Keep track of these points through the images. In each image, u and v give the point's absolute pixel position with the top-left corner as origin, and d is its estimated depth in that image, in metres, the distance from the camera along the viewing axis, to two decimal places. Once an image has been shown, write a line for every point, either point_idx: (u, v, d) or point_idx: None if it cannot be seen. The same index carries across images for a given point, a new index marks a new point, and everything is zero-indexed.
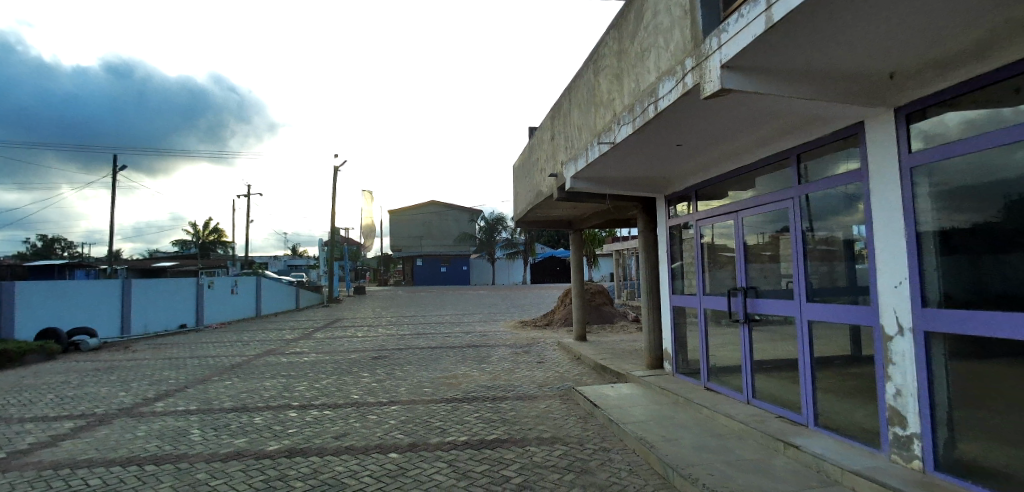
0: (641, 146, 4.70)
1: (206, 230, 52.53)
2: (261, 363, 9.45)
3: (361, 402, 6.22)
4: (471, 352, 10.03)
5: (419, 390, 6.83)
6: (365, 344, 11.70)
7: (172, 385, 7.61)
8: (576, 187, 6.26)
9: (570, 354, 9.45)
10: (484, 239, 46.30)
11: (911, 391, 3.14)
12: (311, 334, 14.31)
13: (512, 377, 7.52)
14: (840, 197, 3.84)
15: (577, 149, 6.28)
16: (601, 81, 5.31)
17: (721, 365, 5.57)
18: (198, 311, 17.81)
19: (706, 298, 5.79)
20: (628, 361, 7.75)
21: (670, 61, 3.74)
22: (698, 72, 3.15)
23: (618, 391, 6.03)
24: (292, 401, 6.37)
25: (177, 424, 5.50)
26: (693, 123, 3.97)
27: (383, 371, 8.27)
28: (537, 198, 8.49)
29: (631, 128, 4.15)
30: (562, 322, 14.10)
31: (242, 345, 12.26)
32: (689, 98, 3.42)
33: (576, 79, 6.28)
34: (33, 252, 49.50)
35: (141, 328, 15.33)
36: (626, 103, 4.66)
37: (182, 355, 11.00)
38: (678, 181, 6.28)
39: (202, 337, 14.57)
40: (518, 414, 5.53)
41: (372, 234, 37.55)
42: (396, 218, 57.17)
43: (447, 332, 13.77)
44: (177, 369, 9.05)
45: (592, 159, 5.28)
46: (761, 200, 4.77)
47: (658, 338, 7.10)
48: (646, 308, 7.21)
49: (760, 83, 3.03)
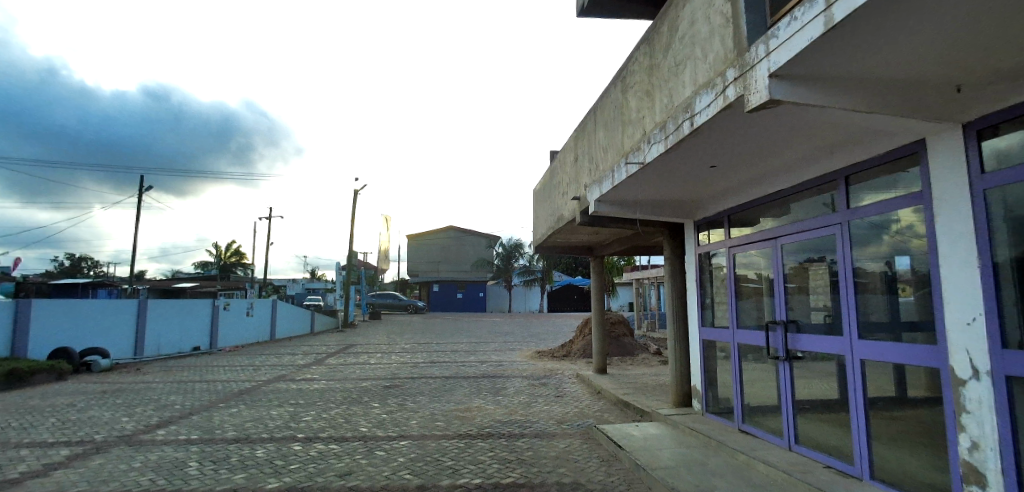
0: (672, 166, 4.45)
1: (228, 252, 53.60)
2: (270, 390, 9.19)
3: (369, 436, 5.87)
4: (486, 383, 9.64)
5: (431, 424, 6.45)
6: (377, 372, 11.39)
7: (176, 411, 7.36)
8: (600, 210, 6.00)
9: (590, 388, 9.00)
10: (501, 266, 46.16)
11: (990, 444, 2.70)
12: (324, 360, 14.05)
13: (529, 412, 7.12)
14: (897, 221, 3.46)
15: (602, 170, 6.07)
16: (630, 99, 5.10)
17: (757, 405, 5.11)
18: (213, 334, 17.74)
19: (739, 331, 5.38)
20: (652, 397, 7.28)
21: (707, 74, 3.51)
22: (743, 82, 2.93)
23: (643, 430, 5.59)
24: (297, 432, 6.05)
25: (176, 454, 5.23)
26: (730, 140, 3.71)
27: (394, 401, 7.93)
28: (557, 223, 8.24)
29: (663, 146, 3.94)
30: (581, 353, 13.60)
31: (253, 370, 12.03)
32: (729, 112, 3.19)
33: (602, 98, 6.08)
34: (61, 271, 50.76)
35: (155, 350, 15.27)
36: (656, 120, 4.44)
37: (192, 379, 10.80)
38: (709, 205, 5.96)
39: (214, 361, 14.40)
40: (535, 454, 5.12)
41: (388, 259, 37.60)
42: (413, 243, 57.39)
43: (462, 360, 13.37)
44: (184, 394, 8.82)
45: (619, 180, 5.04)
46: (802, 225, 4.42)
47: (685, 373, 6.65)
48: (672, 339, 6.80)
49: (813, 92, 2.77)
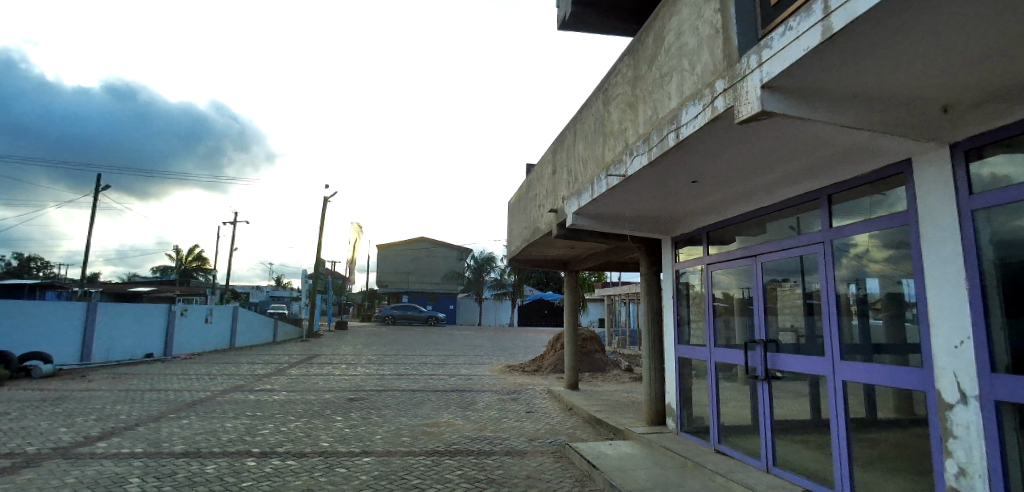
0: (653, 179, 4.40)
1: (190, 255, 51.73)
2: (226, 400, 8.68)
3: (331, 452, 5.55)
4: (456, 397, 9.36)
5: (397, 440, 6.15)
6: (341, 384, 10.95)
7: (120, 422, 6.83)
8: (578, 223, 5.92)
9: (562, 404, 8.84)
10: (473, 279, 45.87)
11: (979, 472, 2.67)
12: (285, 370, 13.46)
13: (500, 428, 6.90)
14: (882, 241, 3.48)
15: (581, 183, 6.01)
16: (612, 111, 5.06)
17: (734, 424, 5.06)
18: (167, 340, 16.83)
19: (716, 350, 5.35)
20: (626, 415, 7.18)
21: (694, 85, 3.47)
22: (733, 93, 2.89)
23: (618, 450, 5.45)
24: (253, 447, 5.67)
25: (116, 470, 4.78)
26: (716, 155, 3.68)
27: (358, 415, 7.58)
28: (534, 235, 8.13)
29: (647, 158, 3.88)
30: (551, 369, 13.44)
31: (209, 379, 11.40)
32: (718, 124, 3.14)
33: (583, 110, 6.05)
34: (4, 269, 47.76)
35: (102, 356, 14.33)
36: (639, 133, 4.39)
37: (141, 388, 10.13)
38: (687, 223, 5.97)
39: (166, 369, 13.60)
40: (508, 473, 4.90)
41: (358, 268, 36.80)
42: (384, 253, 56.48)
43: (430, 373, 13.03)
44: (131, 404, 8.23)
45: (599, 192, 4.97)
46: (783, 244, 4.46)
47: (659, 391, 6.58)
48: (647, 356, 6.73)
49: (806, 108, 2.75)
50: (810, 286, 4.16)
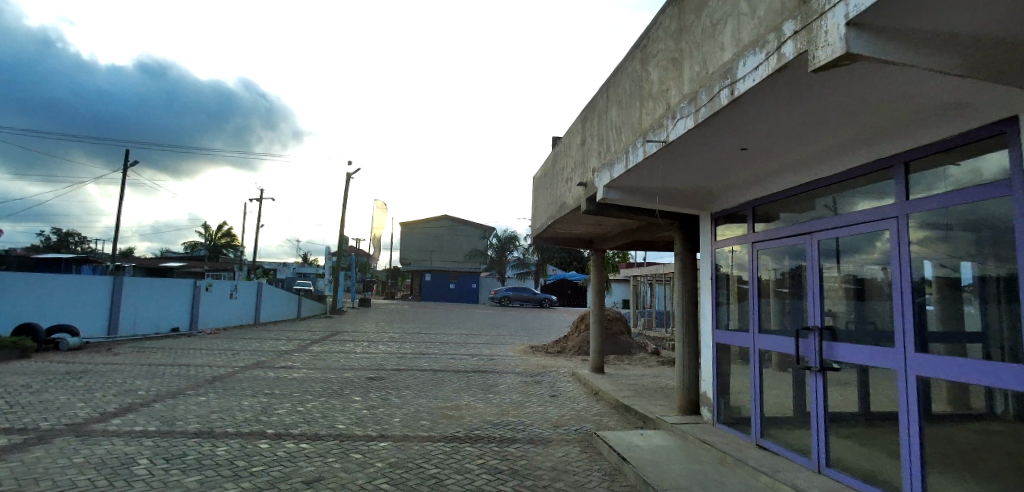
0: (698, 146, 3.91)
1: (219, 233, 53.04)
2: (245, 377, 8.60)
3: (346, 435, 5.32)
4: (477, 379, 9.09)
5: (416, 423, 5.90)
6: (362, 362, 10.81)
7: (138, 398, 6.77)
8: (608, 197, 5.47)
9: (587, 388, 8.49)
10: (496, 258, 45.71)
11: None
12: (307, 347, 13.45)
13: (522, 412, 6.60)
14: (979, 215, 2.90)
15: (614, 153, 5.53)
16: (651, 71, 4.54)
17: (781, 418, 4.59)
18: (193, 315, 17.09)
19: (760, 336, 4.88)
20: (656, 402, 6.78)
21: (754, 32, 2.93)
22: (807, 36, 2.29)
23: (649, 441, 5.08)
24: (266, 428, 5.48)
25: (125, 450, 4.64)
26: (775, 114, 3.16)
27: (377, 396, 7.36)
28: (560, 211, 7.69)
29: (693, 121, 3.39)
30: (576, 351, 13.10)
31: (232, 355, 11.42)
32: (783, 75, 2.60)
33: (617, 73, 5.52)
34: (46, 244, 49.76)
35: (130, 330, 14.59)
36: (683, 93, 3.89)
37: (164, 362, 10.16)
38: (729, 197, 5.42)
39: (191, 343, 13.74)
40: (530, 463, 4.58)
41: (381, 246, 36.96)
42: (407, 231, 56.68)
43: (452, 353, 12.83)
44: (152, 379, 8.22)
45: (634, 163, 4.50)
46: (843, 219, 3.91)
47: (692, 377, 6.15)
48: (680, 341, 6.29)
49: (911, 49, 2.10)
50: (879, 269, 3.59)
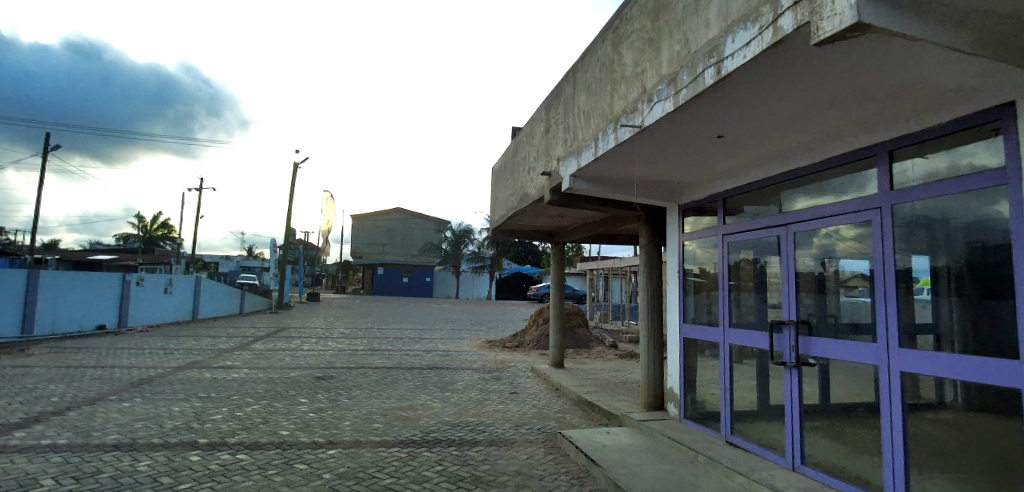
0: (675, 132, 3.73)
1: (154, 223, 49.50)
2: (178, 379, 7.85)
3: (292, 442, 4.86)
4: (433, 376, 8.73)
5: (368, 427, 5.49)
6: (310, 360, 10.19)
7: (49, 406, 5.97)
8: (574, 187, 5.25)
9: (548, 384, 8.32)
10: (451, 251, 45.06)
11: None
12: (250, 344, 12.59)
13: (483, 412, 6.32)
14: (965, 205, 2.84)
15: (581, 141, 5.31)
16: (625, 53, 4.33)
17: (750, 414, 4.53)
18: (122, 311, 15.69)
19: (731, 331, 4.80)
20: (619, 398, 6.67)
21: (744, 6, 2.74)
22: (810, 6, 2.11)
23: (616, 440, 4.91)
24: (200, 437, 4.92)
25: (26, 468, 3.98)
26: (762, 95, 3.00)
27: (325, 397, 6.87)
28: (522, 202, 7.42)
29: (674, 103, 3.20)
30: (534, 345, 12.93)
31: (164, 355, 10.49)
32: (780, 50, 2.42)
33: (586, 55, 5.28)
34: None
35: (46, 328, 13.16)
36: (660, 75, 3.69)
37: (83, 364, 9.16)
38: (700, 188, 5.32)
39: (118, 342, 12.54)
40: (495, 469, 4.31)
41: (332, 239, 35.53)
42: (360, 223, 54.99)
43: (407, 349, 12.36)
44: (67, 383, 7.33)
45: (604, 150, 4.29)
46: (820, 211, 3.84)
47: (658, 373, 6.05)
48: (645, 336, 6.17)
49: (922, 20, 1.95)
50: (831, 261, 3.78)
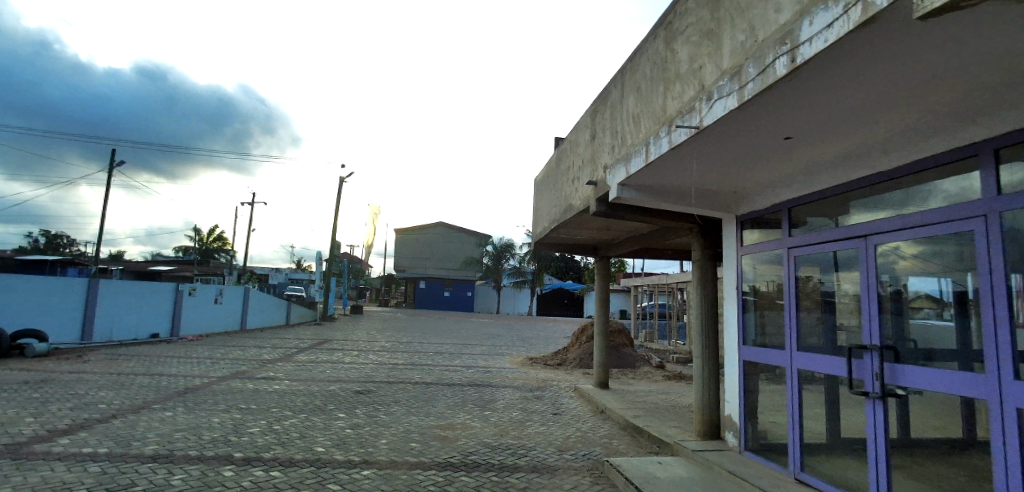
0: (737, 132, 3.38)
1: (209, 237, 52.13)
2: (221, 389, 7.94)
3: (325, 460, 4.70)
4: (473, 394, 8.47)
5: (405, 446, 5.27)
6: (350, 373, 10.16)
7: (97, 413, 6.09)
8: (621, 196, 4.93)
9: (592, 405, 7.90)
10: (491, 266, 45.07)
11: None
12: (293, 356, 12.75)
13: (524, 433, 6.00)
14: None
15: (630, 147, 5.01)
16: (679, 49, 4.01)
17: (824, 449, 4.02)
18: (174, 321, 16.34)
19: (798, 355, 4.29)
20: (670, 424, 6.18)
21: None
22: None
23: (669, 471, 4.49)
24: (235, 451, 4.84)
25: (64, 477, 3.97)
26: (841, 84, 2.62)
27: (363, 412, 6.73)
28: (565, 213, 7.13)
29: (739, 99, 2.86)
30: (576, 363, 12.48)
31: (211, 364, 10.72)
32: (870, 30, 2.06)
33: (636, 56, 5.00)
34: (35, 247, 48.65)
35: (104, 336, 13.81)
36: (721, 70, 3.37)
37: (135, 371, 9.46)
38: (760, 196, 4.88)
39: (169, 350, 12.98)
40: None
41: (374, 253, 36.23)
42: (402, 238, 56.03)
43: (446, 364, 12.19)
44: (118, 390, 7.52)
45: (655, 154, 3.97)
46: (908, 218, 3.33)
47: (713, 398, 5.55)
48: (698, 357, 5.69)
49: None
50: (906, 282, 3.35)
